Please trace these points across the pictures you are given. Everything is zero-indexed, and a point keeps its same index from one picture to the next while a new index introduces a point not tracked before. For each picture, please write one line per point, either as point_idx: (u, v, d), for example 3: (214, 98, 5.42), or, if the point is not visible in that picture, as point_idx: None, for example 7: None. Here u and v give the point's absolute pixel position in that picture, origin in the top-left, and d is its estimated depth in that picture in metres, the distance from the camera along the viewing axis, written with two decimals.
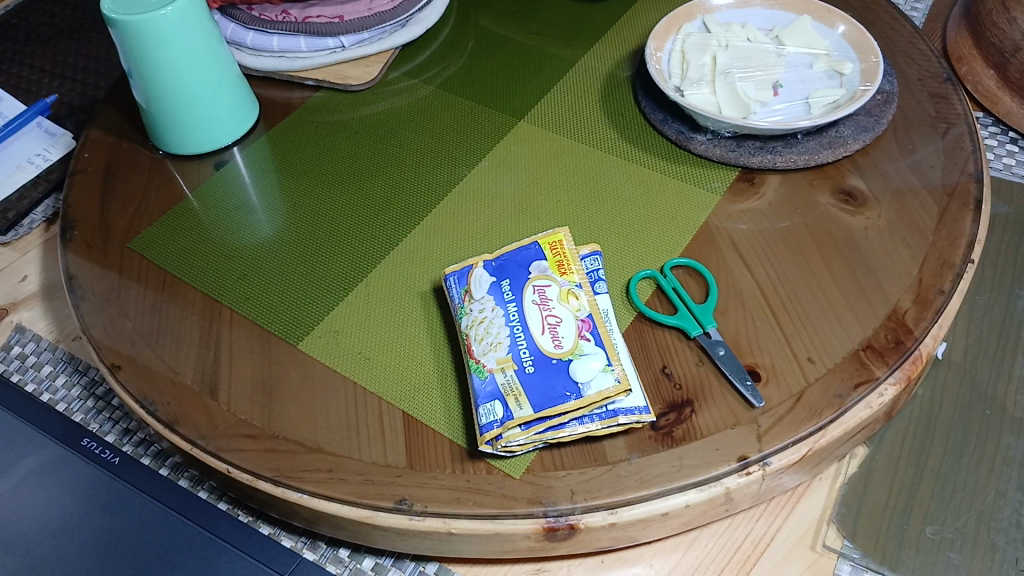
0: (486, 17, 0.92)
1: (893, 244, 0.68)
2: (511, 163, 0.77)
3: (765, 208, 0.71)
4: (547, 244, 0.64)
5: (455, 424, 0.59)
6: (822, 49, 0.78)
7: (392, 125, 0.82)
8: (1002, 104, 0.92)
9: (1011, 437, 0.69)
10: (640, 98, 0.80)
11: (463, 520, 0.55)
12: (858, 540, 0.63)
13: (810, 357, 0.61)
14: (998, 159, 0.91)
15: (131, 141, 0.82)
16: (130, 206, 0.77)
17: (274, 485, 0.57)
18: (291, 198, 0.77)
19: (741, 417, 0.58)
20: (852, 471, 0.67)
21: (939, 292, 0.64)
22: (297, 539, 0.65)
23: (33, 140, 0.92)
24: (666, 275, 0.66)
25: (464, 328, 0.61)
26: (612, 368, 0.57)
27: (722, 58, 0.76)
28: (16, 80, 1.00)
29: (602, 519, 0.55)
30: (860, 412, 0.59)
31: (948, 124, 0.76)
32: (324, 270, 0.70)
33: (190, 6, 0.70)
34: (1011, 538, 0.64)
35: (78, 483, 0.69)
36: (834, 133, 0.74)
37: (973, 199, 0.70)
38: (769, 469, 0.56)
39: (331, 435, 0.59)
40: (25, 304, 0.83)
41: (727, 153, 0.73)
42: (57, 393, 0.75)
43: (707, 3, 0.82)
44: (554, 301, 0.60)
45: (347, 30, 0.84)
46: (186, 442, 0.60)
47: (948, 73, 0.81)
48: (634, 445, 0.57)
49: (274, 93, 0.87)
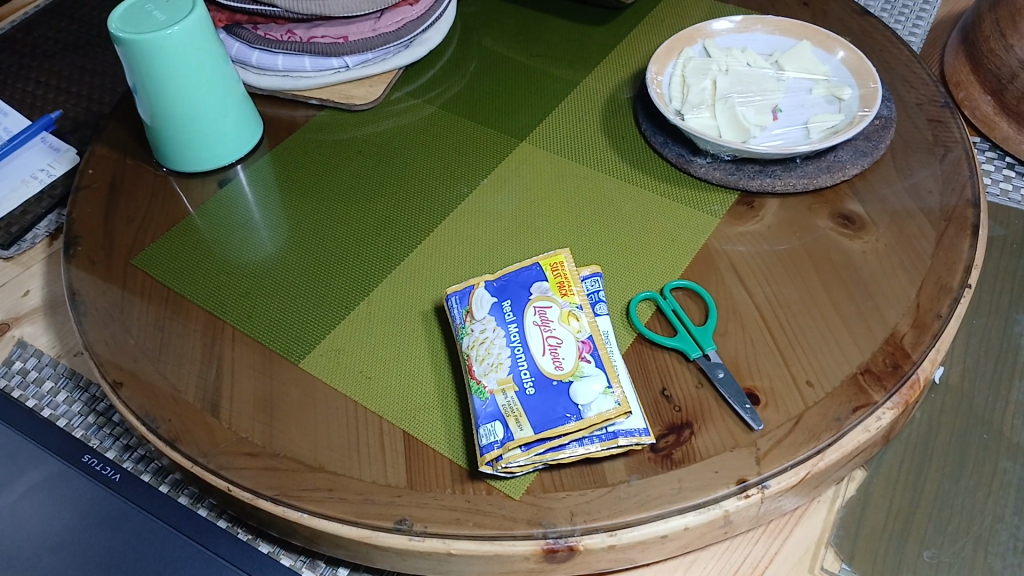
0: (489, 38, 0.93)
1: (891, 268, 0.68)
2: (513, 183, 0.78)
3: (764, 231, 0.72)
4: (548, 265, 0.64)
5: (456, 444, 0.59)
6: (821, 74, 0.79)
7: (394, 144, 0.83)
8: (999, 129, 0.93)
9: (1007, 462, 0.69)
10: (641, 121, 0.81)
11: (462, 541, 0.55)
12: (856, 563, 0.64)
13: (809, 380, 0.62)
14: (995, 184, 0.91)
15: (135, 158, 0.83)
16: (134, 222, 0.77)
17: (273, 504, 0.58)
18: (294, 215, 0.77)
19: (740, 439, 0.58)
20: (850, 494, 0.67)
21: (936, 317, 0.65)
22: (296, 558, 0.65)
23: (37, 155, 0.93)
24: (666, 296, 0.67)
25: (465, 348, 0.61)
26: (612, 390, 0.57)
27: (722, 82, 0.77)
28: (21, 95, 1.01)
29: (601, 541, 0.55)
30: (858, 436, 0.59)
31: (946, 149, 0.77)
32: (325, 289, 0.70)
33: (197, 26, 0.70)
34: (1008, 563, 0.64)
35: (78, 500, 0.68)
36: (834, 158, 0.75)
37: (971, 224, 0.71)
38: (767, 492, 0.57)
39: (332, 454, 0.59)
40: (28, 318, 0.84)
41: (727, 176, 0.74)
42: (58, 408, 0.76)
43: (708, 27, 0.83)
44: (555, 323, 0.60)
45: (352, 51, 0.85)
46: (187, 459, 0.60)
47: (946, 99, 0.82)
48: (634, 467, 0.57)
49: (279, 112, 0.88)
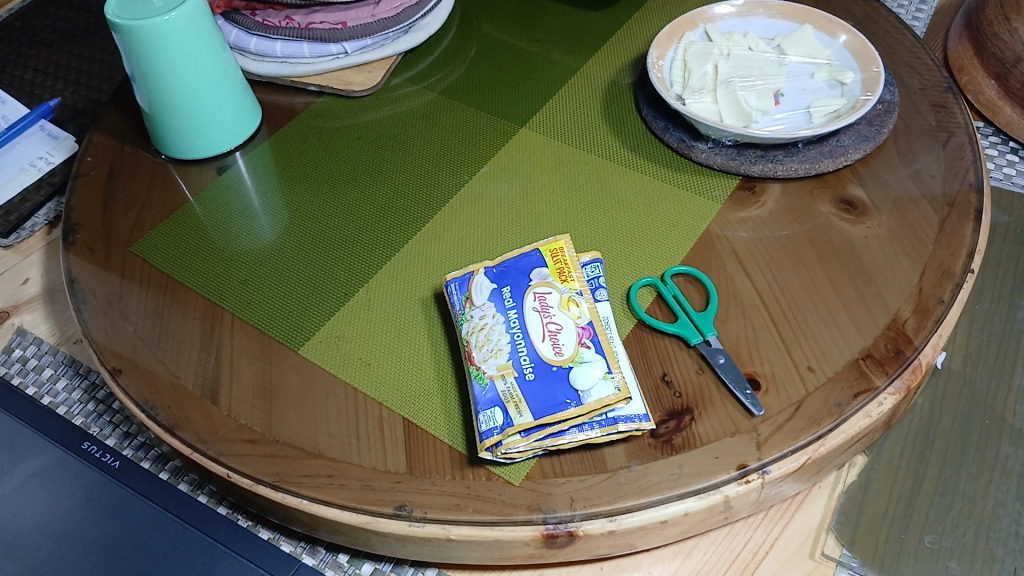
0: (489, 24, 0.93)
1: (893, 254, 0.68)
2: (513, 169, 0.77)
3: (765, 217, 0.71)
4: (548, 251, 0.64)
5: (455, 431, 0.59)
6: (823, 58, 0.78)
7: (393, 131, 0.83)
8: (1003, 114, 0.92)
9: (1009, 447, 0.69)
10: (641, 106, 0.80)
11: (462, 527, 0.55)
12: (856, 549, 0.63)
13: (810, 366, 0.61)
14: (998, 169, 0.91)
15: (134, 146, 0.83)
16: (132, 210, 0.77)
17: (273, 490, 0.58)
18: (293, 202, 0.77)
19: (740, 425, 0.58)
20: (851, 479, 0.67)
21: (939, 302, 0.64)
22: (296, 544, 0.65)
23: (36, 143, 0.93)
24: (666, 282, 0.66)
25: (465, 335, 0.61)
26: (612, 376, 0.57)
27: (723, 67, 0.76)
28: (20, 83, 1.01)
29: (601, 526, 0.55)
30: (860, 421, 0.59)
31: (948, 134, 0.77)
32: (325, 275, 0.70)
33: (194, 12, 0.70)
34: (1010, 549, 0.64)
35: (78, 487, 0.68)
36: (835, 143, 0.74)
37: (973, 209, 0.70)
38: (768, 478, 0.56)
39: (332, 441, 0.59)
40: (27, 306, 0.84)
41: (728, 162, 0.74)
42: (58, 396, 0.75)
43: (710, 11, 0.82)
44: (555, 309, 0.60)
45: (350, 37, 0.85)
46: (186, 446, 0.60)
47: (949, 83, 0.81)
48: (634, 453, 0.57)
49: (277, 98, 0.87)
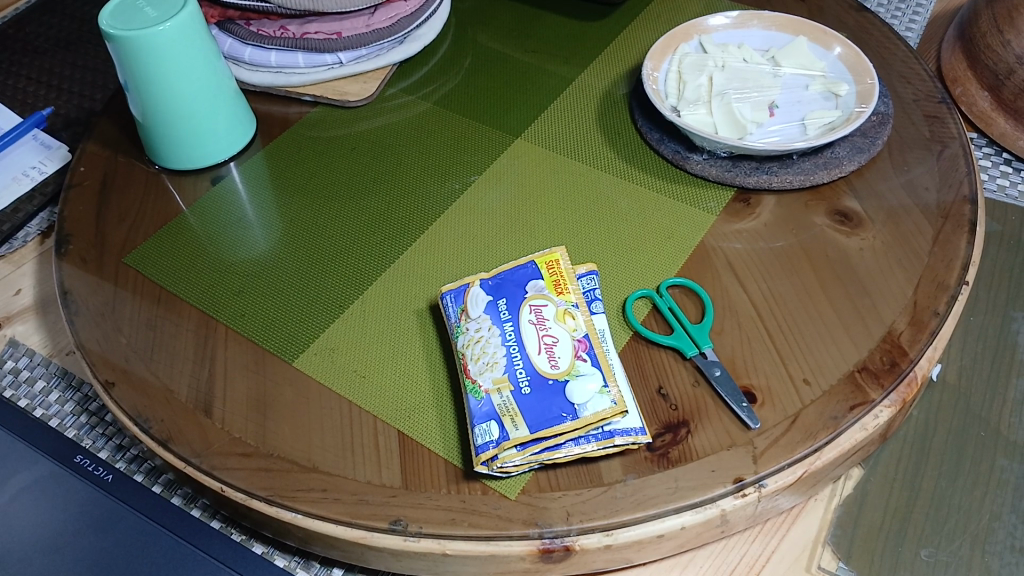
0: (483, 34, 0.93)
1: (887, 265, 0.68)
2: (509, 179, 0.77)
3: (760, 228, 0.72)
4: (544, 263, 0.64)
5: (451, 444, 0.59)
6: (818, 70, 0.78)
7: (388, 142, 0.82)
8: (996, 125, 0.93)
9: (1004, 460, 0.69)
10: (637, 117, 0.80)
11: (457, 542, 0.55)
12: (853, 562, 0.63)
13: (806, 378, 0.61)
14: (992, 180, 0.91)
15: (127, 156, 0.82)
16: (126, 220, 0.77)
17: (267, 504, 0.57)
18: (287, 213, 0.77)
19: (736, 438, 0.58)
20: (847, 493, 0.67)
21: (934, 314, 0.64)
22: (290, 558, 0.65)
23: (28, 152, 0.92)
24: (662, 294, 0.66)
25: (460, 347, 0.60)
26: (608, 390, 0.57)
27: (718, 78, 0.77)
28: (13, 91, 1.00)
29: (597, 541, 0.54)
30: (855, 435, 0.59)
31: (943, 145, 0.77)
32: (319, 286, 0.70)
33: (189, 23, 0.70)
34: (1005, 562, 0.64)
35: (70, 501, 0.68)
36: (830, 154, 0.74)
37: (967, 221, 0.71)
38: (764, 491, 0.56)
39: (326, 454, 0.59)
40: (19, 317, 0.83)
41: (723, 173, 0.74)
42: (50, 408, 0.75)
43: (705, 23, 0.82)
44: (551, 321, 0.60)
45: (345, 47, 0.84)
46: (179, 460, 0.60)
47: (943, 95, 0.82)
48: (630, 466, 0.57)
49: (271, 108, 0.87)
